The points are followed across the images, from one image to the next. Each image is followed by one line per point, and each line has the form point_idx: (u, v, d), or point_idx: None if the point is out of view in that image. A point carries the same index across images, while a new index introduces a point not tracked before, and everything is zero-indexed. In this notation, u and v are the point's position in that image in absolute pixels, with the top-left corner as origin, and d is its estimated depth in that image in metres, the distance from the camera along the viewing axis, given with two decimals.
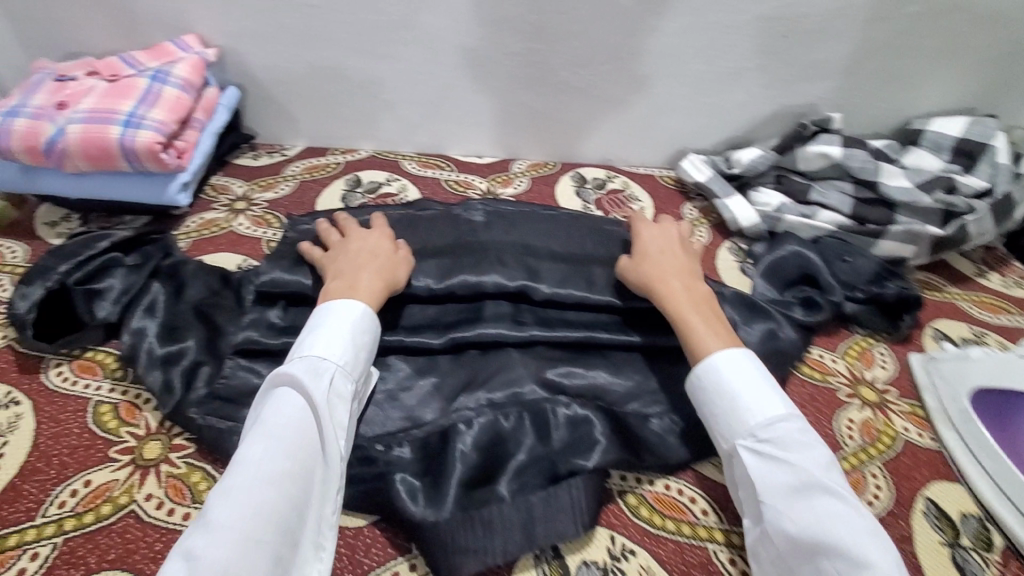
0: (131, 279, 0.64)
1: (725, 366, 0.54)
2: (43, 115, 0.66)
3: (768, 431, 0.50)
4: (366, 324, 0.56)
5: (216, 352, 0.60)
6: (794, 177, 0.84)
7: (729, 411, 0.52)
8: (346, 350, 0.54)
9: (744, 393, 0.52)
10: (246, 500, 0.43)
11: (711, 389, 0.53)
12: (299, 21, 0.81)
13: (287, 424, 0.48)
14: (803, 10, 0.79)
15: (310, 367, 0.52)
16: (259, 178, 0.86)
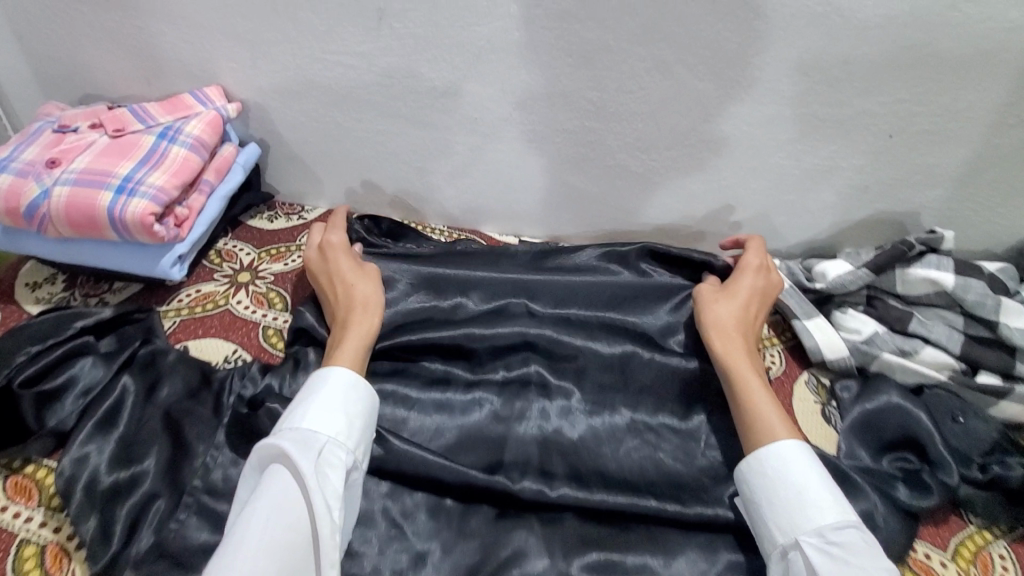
0: (94, 375, 0.54)
1: (789, 461, 0.48)
2: (30, 173, 0.59)
3: (837, 532, 0.44)
4: (358, 389, 0.51)
5: (176, 478, 0.49)
6: (889, 301, 0.70)
7: (791, 505, 0.47)
8: (337, 418, 0.49)
9: (808, 487, 0.47)
10: None
11: (769, 478, 0.48)
12: (333, 80, 0.73)
13: (280, 505, 0.44)
14: (915, 109, 0.67)
15: (300, 440, 0.47)
16: (269, 246, 0.76)
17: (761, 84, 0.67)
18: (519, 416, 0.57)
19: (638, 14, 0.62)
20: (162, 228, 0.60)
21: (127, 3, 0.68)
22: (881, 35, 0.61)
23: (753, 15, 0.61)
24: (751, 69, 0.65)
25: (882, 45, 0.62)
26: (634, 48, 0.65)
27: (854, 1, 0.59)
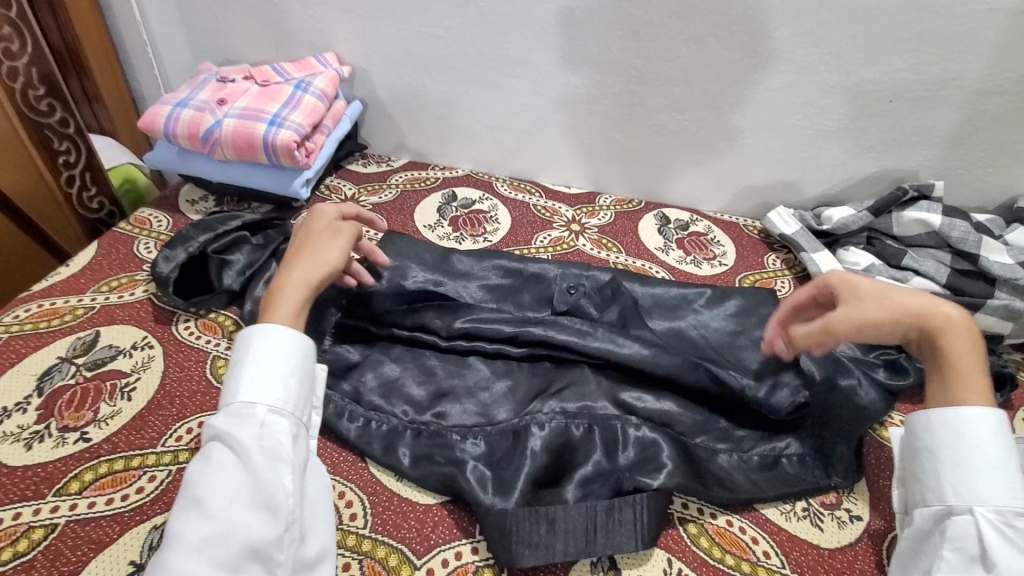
0: (253, 255, 0.72)
1: (980, 434, 0.48)
2: (205, 109, 0.77)
3: (1022, 519, 0.45)
4: (297, 349, 0.53)
5: (319, 324, 0.65)
6: (886, 241, 0.83)
7: (978, 475, 0.47)
8: (269, 387, 0.51)
9: (998, 467, 0.47)
10: (189, 535, 0.42)
11: (962, 443, 0.48)
12: (425, 49, 0.90)
13: (220, 468, 0.46)
14: (912, 77, 0.80)
15: (236, 413, 0.49)
16: (366, 183, 0.95)
17: (779, 54, 0.81)
18: (569, 294, 0.69)
19: None
20: (298, 154, 0.77)
21: None
22: (880, 12, 0.75)
23: None
24: (771, 40, 0.79)
25: (881, 21, 0.76)
26: (674, 22, 0.80)
27: None
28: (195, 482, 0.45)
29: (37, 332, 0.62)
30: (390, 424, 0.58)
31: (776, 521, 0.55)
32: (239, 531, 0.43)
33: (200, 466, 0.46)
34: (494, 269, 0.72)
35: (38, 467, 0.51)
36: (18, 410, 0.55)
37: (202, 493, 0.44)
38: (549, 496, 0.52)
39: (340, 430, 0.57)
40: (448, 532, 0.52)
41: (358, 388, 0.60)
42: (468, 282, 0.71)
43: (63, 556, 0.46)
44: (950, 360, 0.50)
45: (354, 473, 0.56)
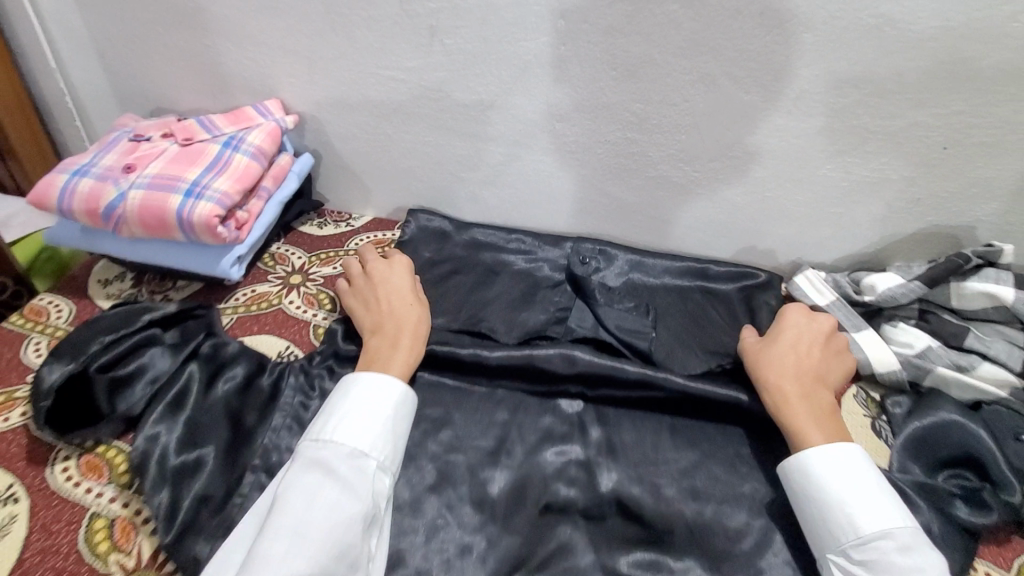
0: (165, 362, 0.57)
1: (825, 469, 0.51)
2: (108, 178, 0.63)
3: (864, 550, 0.47)
4: (406, 412, 0.54)
5: (233, 467, 0.52)
6: (944, 315, 0.68)
7: (823, 516, 0.49)
8: (380, 439, 0.51)
9: (841, 501, 0.49)
10: (286, 555, 0.43)
11: (805, 489, 0.51)
12: (384, 95, 0.76)
13: (331, 502, 0.46)
14: (973, 120, 0.65)
15: (350, 456, 0.49)
16: (320, 250, 0.79)
17: (808, 95, 0.67)
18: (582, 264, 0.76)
19: (684, 28, 0.63)
20: (224, 231, 0.64)
21: (198, 24, 0.74)
22: (935, 47, 0.61)
23: (798, 28, 0.62)
24: (798, 80, 0.65)
25: (935, 56, 0.61)
26: (679, 61, 0.66)
27: (905, 13, 0.59)
28: (302, 510, 0.46)
29: None
30: None
31: None
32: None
33: (306, 500, 0.46)
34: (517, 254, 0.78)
35: None
36: None
37: (310, 526, 0.45)
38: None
39: None
40: None
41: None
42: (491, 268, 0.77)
43: None
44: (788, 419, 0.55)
45: None
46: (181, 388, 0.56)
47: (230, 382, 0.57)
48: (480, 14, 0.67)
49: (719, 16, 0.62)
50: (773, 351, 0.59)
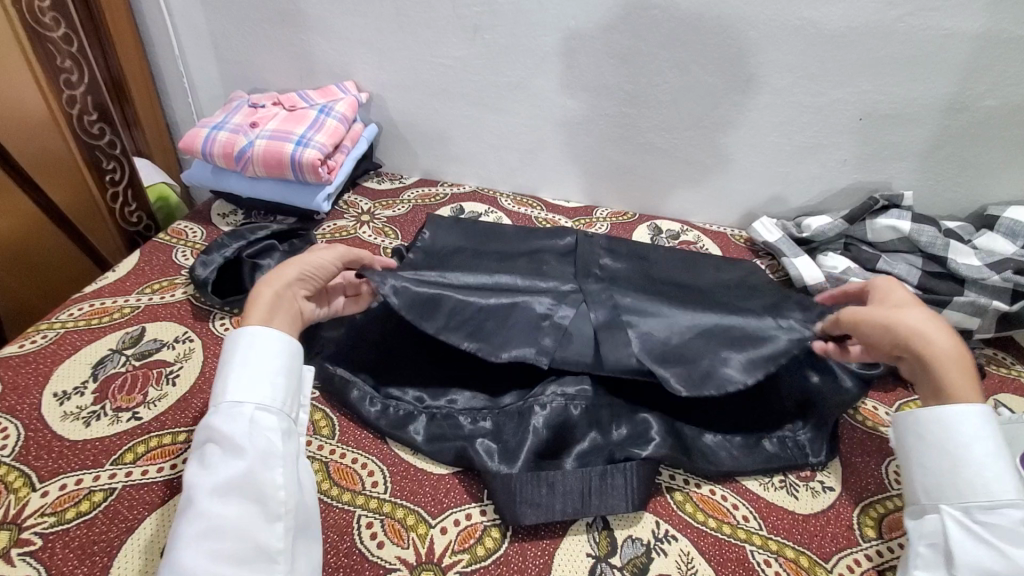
0: (283, 259, 0.78)
1: (962, 431, 0.52)
2: (239, 131, 0.86)
3: (988, 514, 0.49)
4: (278, 345, 0.54)
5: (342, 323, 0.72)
6: (862, 246, 0.90)
7: (945, 471, 0.52)
8: (256, 385, 0.52)
9: (976, 467, 0.51)
10: (193, 524, 0.46)
11: (943, 448, 0.53)
12: (436, 77, 0.99)
13: (218, 460, 0.49)
14: (879, 97, 0.88)
15: (231, 412, 0.51)
16: (381, 198, 1.02)
17: (758, 78, 0.89)
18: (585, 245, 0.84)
19: (664, 28, 0.86)
20: (321, 171, 0.86)
21: (297, 23, 0.97)
22: (845, 41, 0.83)
23: (749, 27, 0.84)
24: (750, 65, 0.88)
25: (848, 47, 0.84)
26: (662, 51, 0.89)
27: (821, 16, 0.82)
28: (201, 477, 0.48)
29: (90, 328, 0.69)
30: (404, 409, 0.64)
31: (753, 490, 0.61)
32: (244, 531, 0.46)
33: (201, 468, 0.49)
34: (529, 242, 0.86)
35: (96, 442, 0.57)
36: (76, 393, 0.62)
37: (208, 487, 0.47)
38: (551, 466, 0.59)
39: (359, 411, 0.64)
40: (459, 497, 0.58)
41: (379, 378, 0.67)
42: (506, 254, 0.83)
43: (120, 515, 0.52)
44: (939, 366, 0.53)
45: (373, 447, 0.62)
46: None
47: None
48: (513, 17, 0.90)
49: (689, 19, 0.85)
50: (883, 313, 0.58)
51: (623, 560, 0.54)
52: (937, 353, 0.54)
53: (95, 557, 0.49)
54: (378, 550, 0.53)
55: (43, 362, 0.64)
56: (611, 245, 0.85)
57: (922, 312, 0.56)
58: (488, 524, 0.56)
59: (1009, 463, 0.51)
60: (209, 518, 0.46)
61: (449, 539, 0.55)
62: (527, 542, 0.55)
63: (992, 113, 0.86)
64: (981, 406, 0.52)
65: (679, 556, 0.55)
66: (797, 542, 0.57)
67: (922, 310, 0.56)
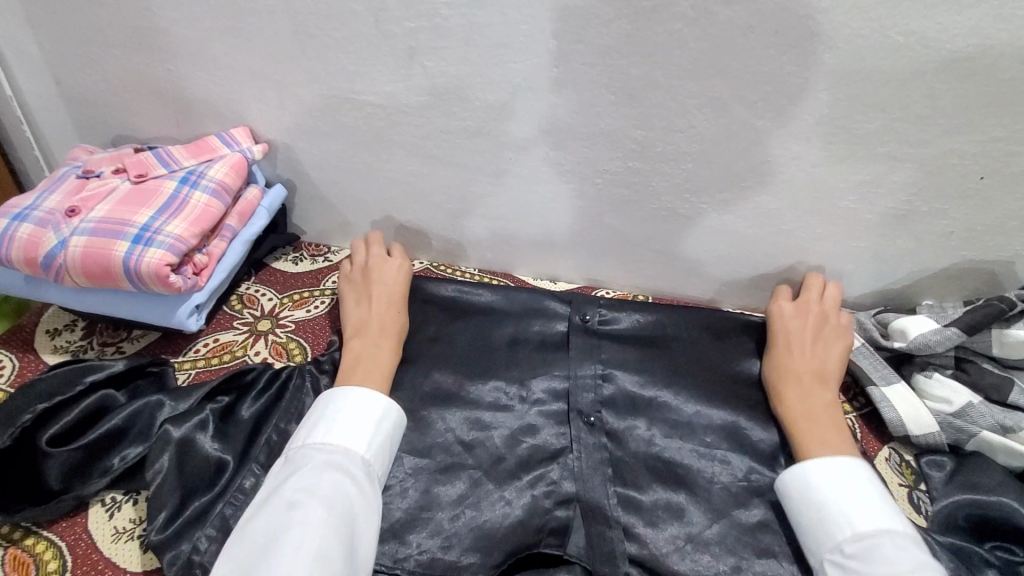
0: (133, 411, 0.52)
1: (819, 473, 0.52)
2: (49, 222, 0.57)
3: (858, 546, 0.48)
4: (391, 416, 0.56)
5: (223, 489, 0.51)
6: (985, 366, 0.61)
7: (811, 519, 0.51)
8: (377, 444, 0.53)
9: (831, 502, 0.50)
10: (300, 558, 0.44)
11: (801, 500, 0.52)
12: (362, 121, 0.70)
13: (332, 504, 0.48)
14: (1014, 148, 0.58)
15: (359, 464, 0.52)
16: (293, 290, 0.72)
17: (828, 122, 0.60)
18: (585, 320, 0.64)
19: (689, 49, 0.57)
20: (178, 278, 0.57)
21: (160, 48, 0.67)
22: (972, 66, 0.54)
23: (821, 48, 0.55)
24: (820, 104, 0.58)
25: (977, 76, 0.54)
26: (685, 84, 0.59)
27: (940, 31, 0.52)
28: (311, 510, 0.47)
29: None
30: None
31: None
32: None
33: (320, 501, 0.48)
34: (504, 321, 0.66)
35: None
36: None
37: (319, 523, 0.46)
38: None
39: None
40: None
41: None
42: (475, 351, 0.64)
43: None
44: (795, 421, 0.56)
45: None
46: (146, 451, 0.51)
47: (212, 437, 0.53)
48: (464, 35, 0.60)
49: (730, 36, 0.55)
50: (780, 357, 0.60)
51: None
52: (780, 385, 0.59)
53: None
54: None
55: None
56: (609, 322, 0.65)
57: (807, 360, 0.60)
58: None
59: (882, 499, 0.50)
60: (310, 555, 0.45)
61: None
62: None
63: None
64: (851, 458, 0.52)
65: None
66: None
67: (810, 353, 0.61)
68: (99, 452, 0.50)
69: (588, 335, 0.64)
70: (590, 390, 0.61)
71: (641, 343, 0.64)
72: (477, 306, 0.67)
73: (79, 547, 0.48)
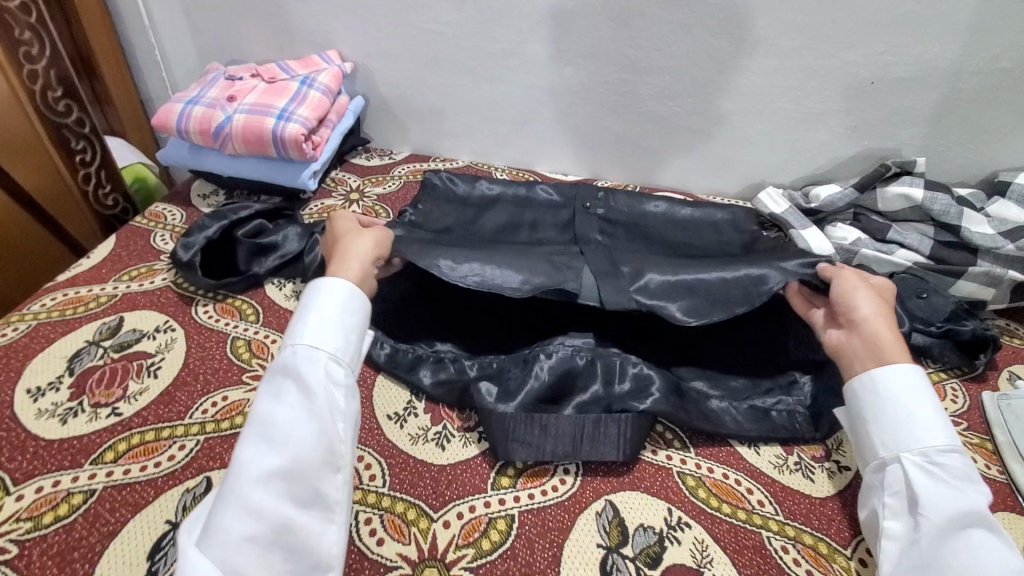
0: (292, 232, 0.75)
1: (910, 384, 0.52)
2: (216, 105, 0.82)
3: (941, 456, 0.49)
4: (354, 303, 0.57)
5: None
6: (872, 216, 0.86)
7: (898, 420, 0.51)
8: (338, 336, 0.54)
9: (921, 411, 0.51)
10: (258, 454, 0.47)
11: (892, 402, 0.52)
12: (423, 45, 0.93)
13: (286, 402, 0.49)
14: (892, 59, 0.83)
15: (318, 356, 0.52)
16: (371, 175, 0.97)
17: (763, 40, 0.84)
18: (587, 207, 0.81)
19: None
20: (305, 147, 0.81)
21: None
22: None
23: None
24: (756, 27, 0.83)
25: (861, 5, 0.79)
26: (662, 12, 0.83)
27: None
28: (270, 412, 0.49)
29: (64, 320, 0.65)
30: (388, 386, 0.62)
31: (749, 457, 0.58)
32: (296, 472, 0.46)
33: (275, 401, 0.50)
34: (524, 204, 0.82)
35: (74, 440, 0.54)
36: (51, 388, 0.58)
37: (277, 421, 0.48)
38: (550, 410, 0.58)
39: (372, 357, 0.64)
40: (464, 488, 0.53)
41: (375, 343, 0.64)
42: (499, 227, 0.81)
43: (102, 518, 0.48)
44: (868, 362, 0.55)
45: (369, 416, 0.59)
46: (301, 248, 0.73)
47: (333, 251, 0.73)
48: None
49: None
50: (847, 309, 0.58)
51: (634, 550, 0.50)
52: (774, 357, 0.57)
53: (76, 564, 0.46)
54: (377, 547, 0.49)
55: (17, 356, 0.61)
56: (607, 207, 0.80)
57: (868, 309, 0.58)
58: (494, 515, 0.51)
59: (933, 408, 0.51)
60: (265, 453, 0.47)
61: (453, 533, 0.50)
62: (523, 476, 0.54)
63: (1006, 76, 0.82)
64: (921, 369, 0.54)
65: (693, 544, 0.50)
66: (814, 527, 0.52)
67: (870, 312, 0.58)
68: (267, 251, 0.73)
69: (589, 216, 0.80)
70: (581, 244, 0.76)
71: (634, 220, 0.80)
72: (500, 195, 0.83)
73: (265, 302, 0.70)
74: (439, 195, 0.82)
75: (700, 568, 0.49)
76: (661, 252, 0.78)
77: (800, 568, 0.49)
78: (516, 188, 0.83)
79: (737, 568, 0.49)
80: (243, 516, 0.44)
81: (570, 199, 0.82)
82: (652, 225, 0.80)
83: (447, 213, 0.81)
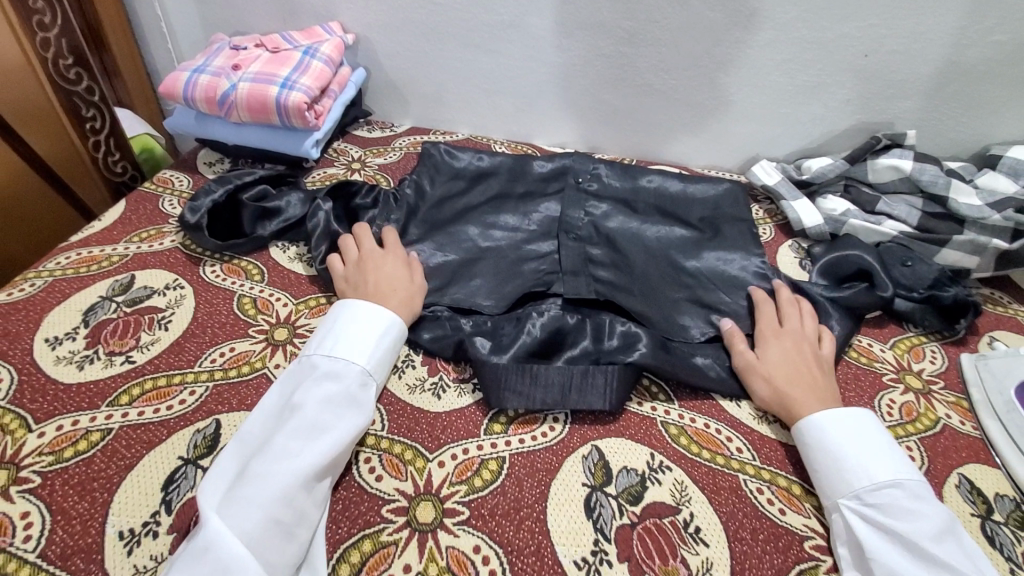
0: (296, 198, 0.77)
1: (836, 428, 0.54)
2: (222, 74, 0.84)
3: (874, 496, 0.50)
4: (398, 330, 0.60)
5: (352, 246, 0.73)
6: (862, 188, 0.88)
7: (829, 469, 0.52)
8: (377, 357, 0.57)
9: (849, 452, 0.52)
10: (289, 449, 0.49)
11: (822, 450, 0.53)
12: (424, 17, 0.95)
13: (323, 406, 0.52)
14: (885, 31, 0.84)
15: (356, 372, 0.55)
16: (373, 146, 0.99)
17: (759, 12, 0.85)
18: (582, 179, 0.79)
19: None
20: (308, 115, 0.83)
21: None
22: None
23: None
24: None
25: None
26: None
27: None
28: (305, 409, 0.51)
29: (78, 276, 0.68)
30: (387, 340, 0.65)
31: (729, 409, 0.61)
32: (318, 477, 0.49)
33: (313, 400, 0.52)
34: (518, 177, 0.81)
35: (91, 384, 0.57)
36: (68, 338, 0.61)
37: (312, 420, 0.51)
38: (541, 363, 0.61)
39: None
40: (458, 432, 0.56)
41: None
42: (489, 197, 0.79)
43: (119, 453, 0.52)
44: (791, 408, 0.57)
45: None
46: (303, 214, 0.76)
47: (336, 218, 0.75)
48: None
49: None
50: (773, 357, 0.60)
51: (617, 489, 0.53)
52: (790, 388, 0.58)
53: (95, 493, 0.49)
54: (376, 483, 0.52)
55: (34, 308, 0.64)
56: (601, 180, 0.79)
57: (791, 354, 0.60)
58: (486, 456, 0.55)
59: (881, 447, 0.52)
60: (296, 450, 0.49)
61: (447, 472, 0.53)
62: (513, 423, 0.57)
63: (999, 49, 0.83)
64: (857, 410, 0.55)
65: (673, 485, 0.53)
66: (789, 472, 0.55)
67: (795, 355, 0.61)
68: (271, 214, 0.76)
69: (581, 192, 0.78)
70: (575, 215, 0.76)
71: (629, 192, 0.79)
72: (493, 166, 0.81)
73: (270, 263, 0.73)
74: (432, 168, 0.81)
75: (678, 505, 0.52)
76: (655, 224, 0.76)
77: (771, 507, 0.53)
78: (508, 159, 0.82)
79: (714, 506, 0.52)
80: (265, 506, 0.46)
81: (563, 169, 0.80)
82: (647, 197, 0.78)
83: (437, 182, 0.80)
